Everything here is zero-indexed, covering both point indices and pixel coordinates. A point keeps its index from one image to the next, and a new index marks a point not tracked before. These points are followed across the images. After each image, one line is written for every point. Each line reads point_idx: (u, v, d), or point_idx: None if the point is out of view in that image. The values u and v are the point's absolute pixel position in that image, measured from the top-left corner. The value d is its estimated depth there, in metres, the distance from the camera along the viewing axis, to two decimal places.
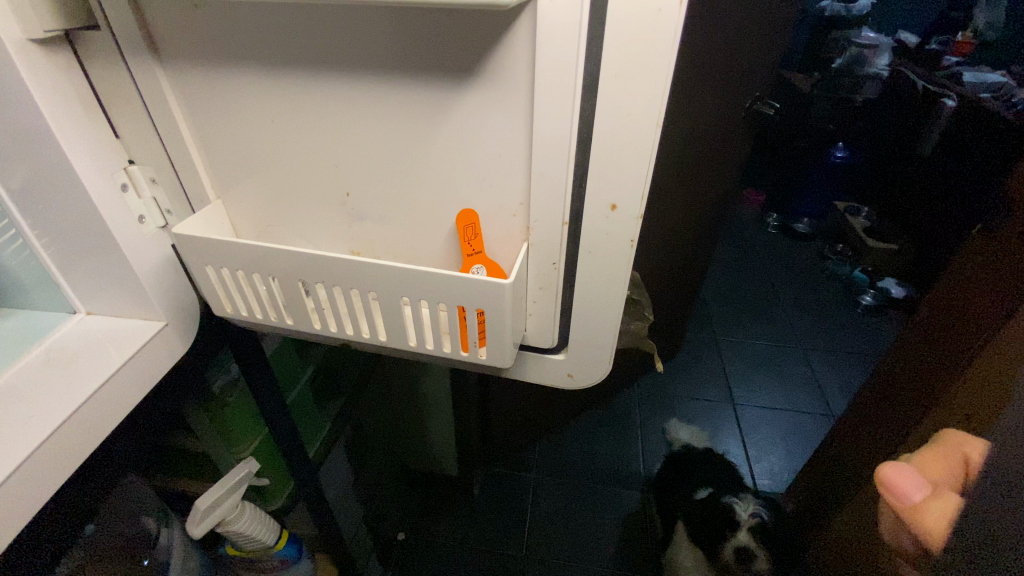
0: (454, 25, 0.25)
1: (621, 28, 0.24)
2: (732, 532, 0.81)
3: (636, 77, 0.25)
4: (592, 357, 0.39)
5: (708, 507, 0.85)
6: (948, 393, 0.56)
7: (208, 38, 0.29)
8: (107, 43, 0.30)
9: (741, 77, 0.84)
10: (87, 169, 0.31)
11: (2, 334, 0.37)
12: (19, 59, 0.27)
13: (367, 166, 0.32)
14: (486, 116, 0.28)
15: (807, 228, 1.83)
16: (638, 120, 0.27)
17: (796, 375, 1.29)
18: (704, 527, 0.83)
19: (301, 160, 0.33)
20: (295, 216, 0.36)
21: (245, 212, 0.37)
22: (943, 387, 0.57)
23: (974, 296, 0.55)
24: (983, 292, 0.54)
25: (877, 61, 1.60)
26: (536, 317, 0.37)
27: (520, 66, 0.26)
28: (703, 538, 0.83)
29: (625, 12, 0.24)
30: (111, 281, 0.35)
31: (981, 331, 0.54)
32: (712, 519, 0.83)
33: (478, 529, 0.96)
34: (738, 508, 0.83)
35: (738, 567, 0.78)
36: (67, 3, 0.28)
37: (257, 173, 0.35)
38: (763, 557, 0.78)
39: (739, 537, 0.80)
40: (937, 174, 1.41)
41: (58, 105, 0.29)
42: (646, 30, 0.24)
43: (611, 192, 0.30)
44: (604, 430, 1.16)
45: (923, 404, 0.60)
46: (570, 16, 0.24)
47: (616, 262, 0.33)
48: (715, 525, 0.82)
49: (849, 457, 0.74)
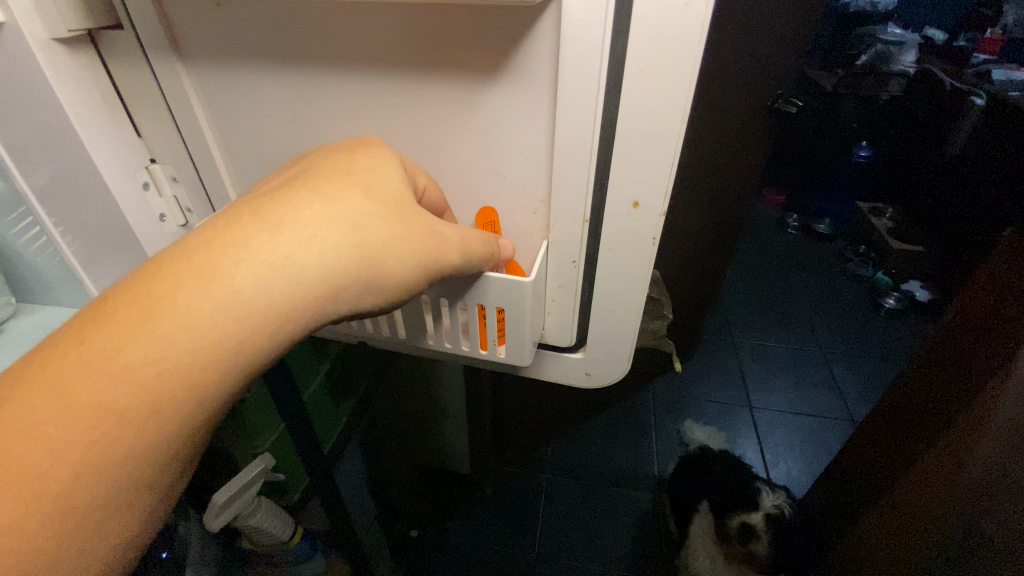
0: (475, 21, 0.25)
1: (646, 23, 0.24)
2: (746, 511, 0.84)
3: (660, 72, 0.25)
4: (609, 355, 0.38)
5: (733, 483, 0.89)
6: (974, 402, 0.53)
7: (231, 38, 0.29)
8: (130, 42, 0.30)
9: (760, 74, 0.82)
10: (110, 168, 0.32)
11: (30, 330, 0.38)
12: (43, 58, 0.27)
13: None
14: (506, 115, 0.28)
15: (828, 229, 1.79)
16: (660, 117, 0.26)
17: (815, 380, 1.27)
18: (721, 497, 0.88)
19: None
20: None
21: None
22: (967, 397, 0.55)
23: (1003, 298, 0.53)
24: (1010, 296, 0.52)
25: (902, 58, 1.57)
26: (554, 317, 0.36)
27: (542, 64, 0.25)
28: (719, 502, 0.87)
29: (651, 6, 0.23)
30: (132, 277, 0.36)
31: (1008, 337, 0.51)
32: (731, 493, 0.88)
33: (491, 527, 0.96)
34: (764, 496, 0.86)
35: (737, 538, 0.82)
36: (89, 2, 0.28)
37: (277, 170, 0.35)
38: (762, 540, 0.80)
39: (753, 517, 0.82)
40: (964, 173, 1.37)
41: (80, 103, 0.30)
42: (672, 24, 0.23)
43: (632, 189, 0.29)
44: (618, 431, 1.14)
45: (946, 412, 0.58)
46: (595, 13, 0.23)
47: (636, 260, 0.32)
48: (733, 500, 0.86)
49: (868, 463, 0.72)
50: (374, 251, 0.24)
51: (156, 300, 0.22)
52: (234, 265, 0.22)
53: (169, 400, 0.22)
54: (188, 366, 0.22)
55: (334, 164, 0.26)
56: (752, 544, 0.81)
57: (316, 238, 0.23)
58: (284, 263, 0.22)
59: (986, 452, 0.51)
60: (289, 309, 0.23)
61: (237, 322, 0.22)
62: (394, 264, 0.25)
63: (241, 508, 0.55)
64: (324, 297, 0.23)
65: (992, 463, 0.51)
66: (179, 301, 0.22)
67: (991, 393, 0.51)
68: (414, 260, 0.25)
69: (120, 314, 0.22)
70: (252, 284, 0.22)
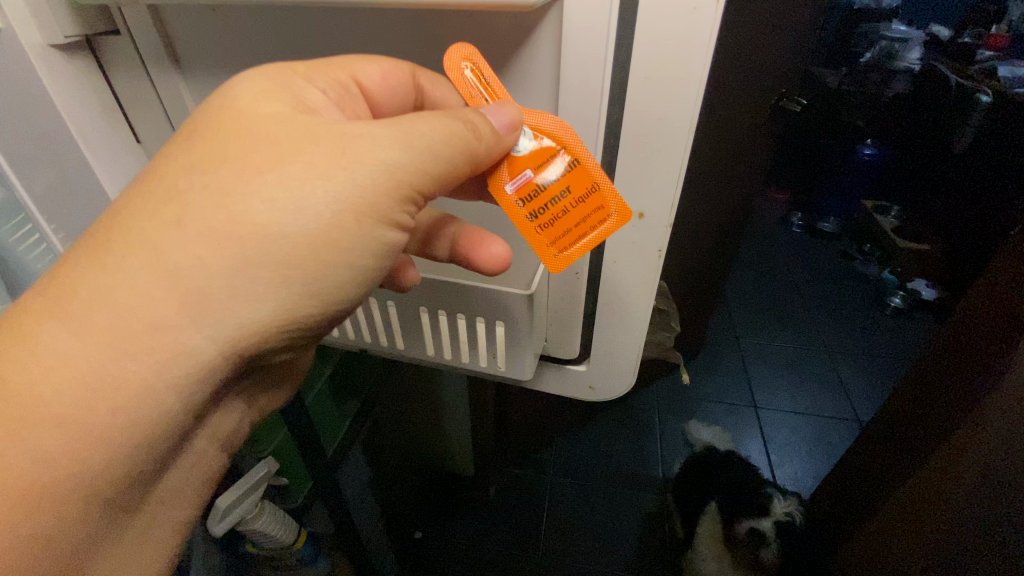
0: (485, 22, 0.29)
1: (648, 44, 0.27)
2: (758, 515, 0.86)
3: (662, 82, 0.28)
4: (611, 367, 0.44)
5: (745, 488, 0.91)
6: (977, 403, 0.53)
7: (273, 33, 0.33)
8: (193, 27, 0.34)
9: (763, 71, 0.80)
10: (107, 170, 0.38)
11: None
12: (42, 66, 0.33)
13: None
14: (516, 99, 0.31)
15: (834, 228, 1.76)
16: (665, 126, 0.30)
17: (821, 380, 1.26)
18: (734, 500, 0.90)
19: None
20: None
21: None
22: (972, 398, 0.55)
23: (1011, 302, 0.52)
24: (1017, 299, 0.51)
25: (907, 55, 1.59)
26: (559, 332, 0.41)
27: (543, 67, 0.29)
28: (727, 503, 0.90)
29: (651, 30, 0.27)
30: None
31: (1011, 341, 0.51)
32: (744, 501, 0.89)
33: (497, 531, 0.95)
34: (772, 503, 0.87)
35: (748, 543, 0.84)
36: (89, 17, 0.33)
37: None
38: (772, 546, 0.82)
39: (762, 522, 0.85)
40: (971, 170, 1.35)
41: (79, 113, 0.36)
42: (672, 42, 0.27)
43: (638, 202, 0.34)
44: (622, 432, 1.13)
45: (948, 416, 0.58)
46: (597, 31, 0.27)
47: (640, 269, 0.37)
48: (747, 504, 0.89)
49: (877, 469, 0.70)
50: (285, 179, 0.23)
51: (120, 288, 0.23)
52: (169, 221, 0.23)
53: (157, 344, 0.23)
54: (158, 314, 0.23)
55: (232, 108, 0.24)
56: (761, 550, 0.82)
57: (234, 182, 0.23)
58: (213, 211, 0.23)
59: (982, 449, 0.52)
60: (231, 249, 0.23)
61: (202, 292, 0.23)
62: (314, 186, 0.23)
63: (244, 514, 0.54)
64: (255, 235, 0.23)
65: (988, 459, 0.51)
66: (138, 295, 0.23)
67: (995, 396, 0.51)
68: (344, 174, 0.24)
69: (85, 270, 0.23)
70: (184, 236, 0.23)
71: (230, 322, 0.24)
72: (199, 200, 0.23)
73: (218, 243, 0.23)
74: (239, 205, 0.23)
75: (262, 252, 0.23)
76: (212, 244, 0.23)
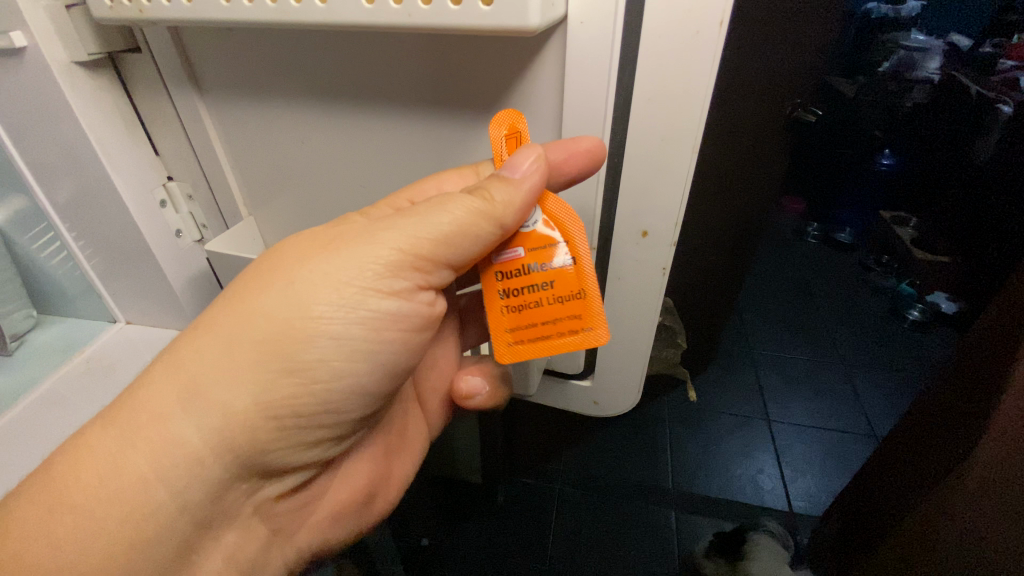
0: (495, 50, 0.34)
1: (651, 72, 0.32)
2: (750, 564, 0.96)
3: (666, 102, 0.33)
4: (615, 384, 0.52)
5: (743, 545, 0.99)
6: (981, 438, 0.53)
7: (320, 51, 0.38)
8: (216, 46, 0.40)
9: (775, 77, 0.78)
10: (125, 183, 0.44)
11: (69, 339, 0.55)
12: (63, 77, 0.39)
13: (403, 167, 0.43)
14: (525, 123, 0.37)
15: (850, 240, 1.73)
16: (668, 144, 0.35)
17: (837, 393, 1.24)
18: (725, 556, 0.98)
19: (368, 159, 0.43)
20: (340, 208, 0.47)
21: (306, 201, 0.48)
22: (975, 414, 0.55)
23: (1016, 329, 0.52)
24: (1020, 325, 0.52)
25: (927, 64, 1.49)
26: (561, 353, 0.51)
27: (547, 91, 0.35)
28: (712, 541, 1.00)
29: (651, 64, 0.32)
30: (149, 265, 0.49)
31: (1001, 366, 0.53)
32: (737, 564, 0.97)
33: (504, 540, 0.92)
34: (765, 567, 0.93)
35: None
36: (112, 38, 0.40)
37: (336, 167, 0.45)
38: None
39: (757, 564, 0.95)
40: (992, 180, 1.32)
41: (98, 125, 0.42)
42: (679, 71, 0.32)
43: (643, 223, 0.39)
44: (634, 445, 1.08)
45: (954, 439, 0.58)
46: (599, 61, 0.32)
47: (642, 278, 0.43)
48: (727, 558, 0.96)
49: (894, 482, 0.68)
50: (353, 276, 0.34)
51: (190, 374, 0.33)
52: (239, 315, 0.33)
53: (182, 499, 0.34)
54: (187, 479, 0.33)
55: (317, 236, 0.35)
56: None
57: (312, 282, 0.33)
58: (282, 321, 0.33)
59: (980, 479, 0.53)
60: (291, 353, 0.33)
61: (268, 366, 0.33)
62: (368, 271, 0.34)
63: None
64: (314, 332, 0.34)
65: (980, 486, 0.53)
66: (205, 367, 0.33)
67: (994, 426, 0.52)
68: (392, 266, 0.34)
69: (179, 344, 0.34)
70: (254, 325, 0.33)
71: (287, 412, 0.35)
72: (268, 305, 0.33)
73: (285, 347, 0.33)
74: (304, 322, 0.33)
75: (313, 354, 0.34)
76: (276, 353, 0.33)
